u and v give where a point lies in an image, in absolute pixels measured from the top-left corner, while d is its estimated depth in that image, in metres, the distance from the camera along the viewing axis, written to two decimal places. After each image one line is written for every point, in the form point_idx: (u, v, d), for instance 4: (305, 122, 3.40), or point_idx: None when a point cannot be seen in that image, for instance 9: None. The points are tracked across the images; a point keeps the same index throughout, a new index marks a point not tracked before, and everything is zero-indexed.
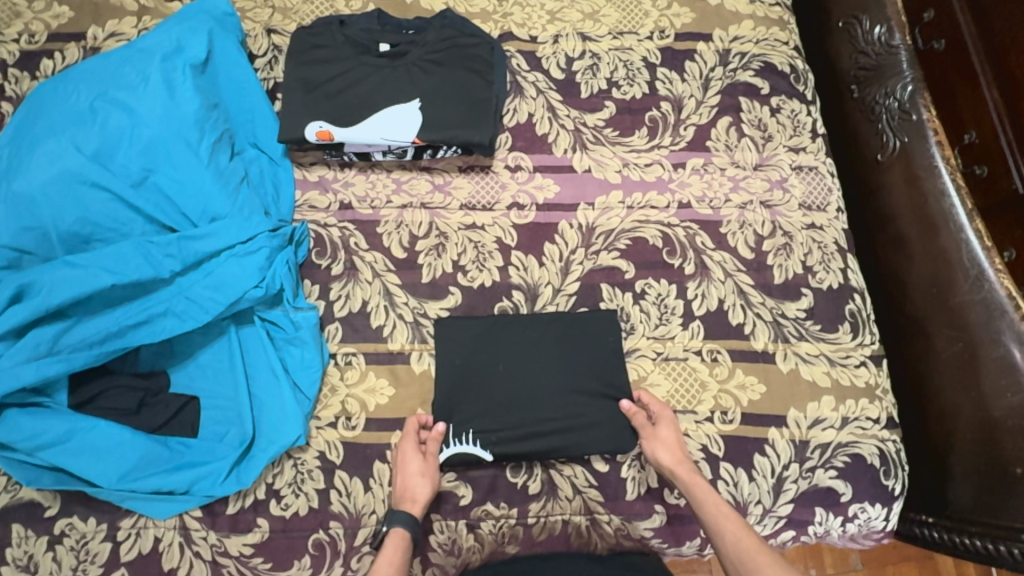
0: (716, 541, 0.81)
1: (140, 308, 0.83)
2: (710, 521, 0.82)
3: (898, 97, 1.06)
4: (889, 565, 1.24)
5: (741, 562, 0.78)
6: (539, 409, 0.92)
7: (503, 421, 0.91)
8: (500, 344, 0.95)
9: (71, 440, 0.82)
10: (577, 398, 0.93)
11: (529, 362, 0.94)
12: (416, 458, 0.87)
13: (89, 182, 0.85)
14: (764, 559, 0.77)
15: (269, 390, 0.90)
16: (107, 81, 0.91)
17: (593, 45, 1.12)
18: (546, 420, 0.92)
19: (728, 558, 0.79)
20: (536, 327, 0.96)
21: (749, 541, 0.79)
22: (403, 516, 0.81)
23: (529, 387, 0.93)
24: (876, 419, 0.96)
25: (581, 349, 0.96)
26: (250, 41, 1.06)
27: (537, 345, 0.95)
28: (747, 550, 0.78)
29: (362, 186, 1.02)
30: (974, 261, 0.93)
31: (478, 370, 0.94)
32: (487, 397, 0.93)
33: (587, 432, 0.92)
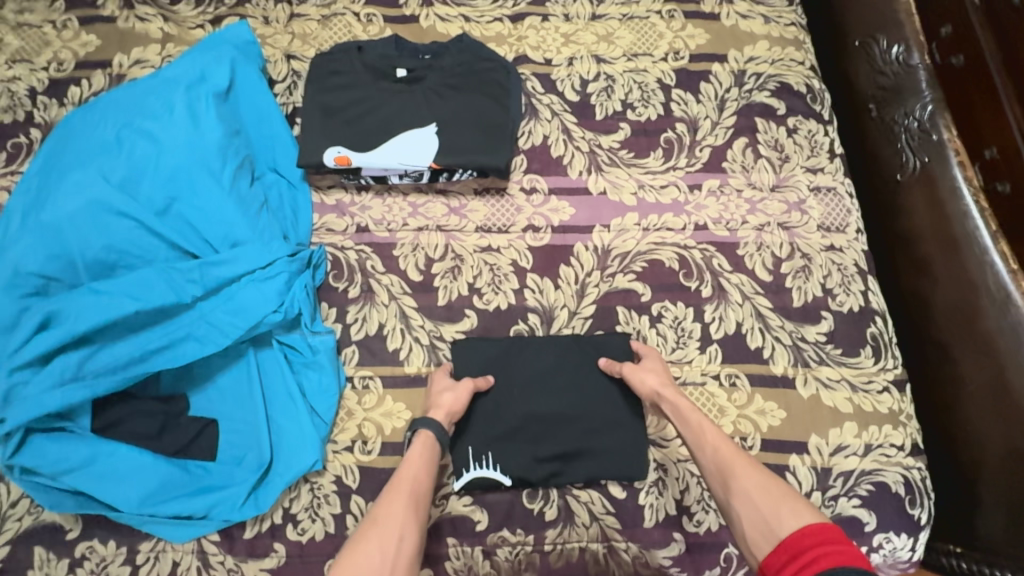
0: (699, 455, 0.82)
1: (163, 333, 0.85)
2: (694, 434, 0.83)
3: (918, 117, 1.05)
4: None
5: (720, 472, 0.79)
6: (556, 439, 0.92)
7: (519, 448, 0.91)
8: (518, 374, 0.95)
9: (93, 463, 0.83)
10: (592, 425, 0.92)
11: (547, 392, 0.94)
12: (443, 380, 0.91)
13: (115, 211, 0.87)
14: (741, 464, 0.78)
15: (288, 414, 0.91)
16: (133, 109, 0.94)
17: (607, 67, 1.13)
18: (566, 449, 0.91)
19: (709, 471, 0.80)
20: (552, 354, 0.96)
21: (726, 449, 0.80)
22: (429, 418, 0.86)
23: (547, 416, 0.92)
24: (900, 446, 0.94)
25: (598, 376, 0.95)
26: (270, 67, 1.09)
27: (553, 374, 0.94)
28: (723, 459, 0.79)
29: (379, 210, 1.03)
30: (999, 285, 0.91)
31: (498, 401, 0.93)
32: (505, 428, 0.92)
33: (602, 460, 0.91)
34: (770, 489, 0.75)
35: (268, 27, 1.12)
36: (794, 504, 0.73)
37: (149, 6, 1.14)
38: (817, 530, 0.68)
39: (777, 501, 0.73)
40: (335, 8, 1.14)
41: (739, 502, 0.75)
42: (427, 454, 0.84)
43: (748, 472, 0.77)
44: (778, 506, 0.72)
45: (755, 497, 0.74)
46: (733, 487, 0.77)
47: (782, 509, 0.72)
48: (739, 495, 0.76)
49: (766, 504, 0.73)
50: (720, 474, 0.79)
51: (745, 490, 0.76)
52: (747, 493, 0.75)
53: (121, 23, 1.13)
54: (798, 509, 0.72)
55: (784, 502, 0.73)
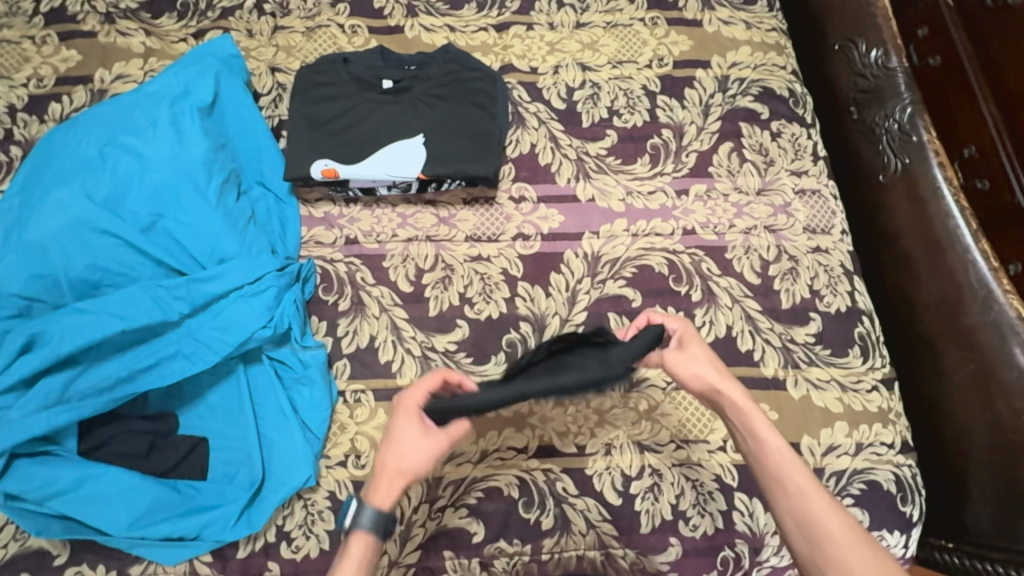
0: (777, 504, 0.72)
1: (150, 351, 0.83)
2: (773, 477, 0.73)
3: (897, 119, 1.07)
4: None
5: (811, 531, 0.69)
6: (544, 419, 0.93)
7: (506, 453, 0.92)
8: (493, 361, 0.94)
9: (80, 487, 0.82)
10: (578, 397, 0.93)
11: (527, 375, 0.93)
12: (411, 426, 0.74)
13: (99, 229, 0.86)
14: (814, 490, 0.71)
15: (280, 430, 0.90)
16: (115, 125, 0.93)
17: (593, 75, 1.13)
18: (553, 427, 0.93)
19: (771, 489, 0.73)
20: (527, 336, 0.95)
21: (796, 474, 0.72)
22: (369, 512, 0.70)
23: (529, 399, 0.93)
24: (891, 444, 0.95)
25: None
26: (254, 80, 1.08)
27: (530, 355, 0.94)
28: (798, 485, 0.71)
29: (367, 221, 1.02)
30: (981, 282, 0.93)
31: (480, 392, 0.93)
32: (489, 415, 0.93)
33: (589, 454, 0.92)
34: (850, 530, 0.69)
35: (252, 40, 1.12)
36: None
37: (130, 21, 1.14)
38: None
39: (857, 542, 0.68)
40: (319, 19, 1.13)
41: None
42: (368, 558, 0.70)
43: (827, 506, 0.70)
44: (860, 549, 0.67)
45: (832, 533, 0.68)
46: (829, 555, 0.68)
47: (861, 552, 0.67)
48: (814, 526, 0.69)
49: (842, 537, 0.68)
50: (793, 498, 0.71)
51: (821, 519, 0.69)
52: (835, 535, 0.68)
53: (101, 38, 1.12)
54: (876, 552, 0.67)
55: (863, 549, 0.67)
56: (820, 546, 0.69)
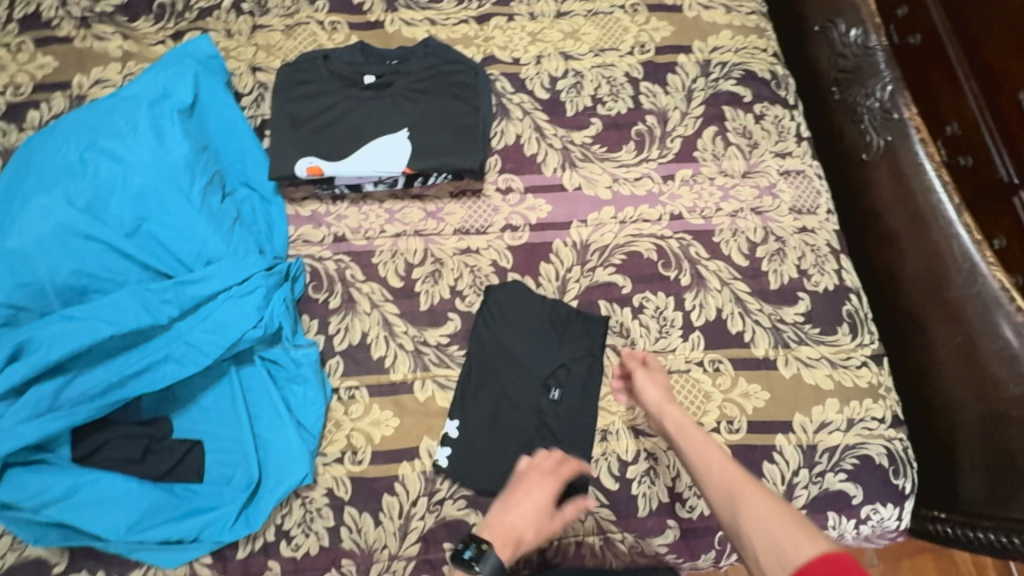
0: (702, 479, 0.82)
1: (140, 356, 0.83)
2: (693, 458, 0.83)
3: (878, 97, 1.08)
4: (905, 558, 1.25)
5: (728, 494, 0.78)
6: (566, 416, 0.94)
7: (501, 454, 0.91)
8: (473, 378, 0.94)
9: (75, 494, 0.81)
10: (577, 380, 0.96)
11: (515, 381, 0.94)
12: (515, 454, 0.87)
13: (82, 235, 0.85)
14: (749, 487, 0.77)
15: (274, 430, 0.89)
16: (95, 130, 0.92)
17: (575, 64, 1.13)
18: (578, 422, 0.94)
19: (716, 496, 0.79)
20: (497, 340, 0.96)
21: (733, 473, 0.80)
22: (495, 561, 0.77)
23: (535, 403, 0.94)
24: (881, 419, 0.96)
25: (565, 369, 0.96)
26: (235, 80, 1.07)
27: (507, 354, 0.96)
28: (731, 481, 0.79)
29: (355, 218, 1.02)
30: (965, 256, 0.94)
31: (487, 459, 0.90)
32: (508, 430, 0.92)
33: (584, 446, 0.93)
34: (783, 515, 0.73)
35: (231, 39, 1.11)
36: (809, 531, 0.70)
37: (106, 25, 1.12)
38: (835, 558, 0.64)
39: (790, 527, 0.71)
40: (298, 17, 1.13)
41: (749, 529, 0.73)
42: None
43: (759, 496, 0.76)
44: (792, 532, 0.70)
45: (769, 524, 0.72)
46: (742, 511, 0.75)
47: (796, 536, 0.70)
48: (750, 518, 0.74)
49: (778, 526, 0.72)
50: (729, 499, 0.77)
51: (756, 512, 0.74)
52: (747, 495, 0.76)
53: (78, 43, 1.11)
54: (812, 536, 0.70)
55: (797, 533, 0.70)
56: (736, 509, 0.76)
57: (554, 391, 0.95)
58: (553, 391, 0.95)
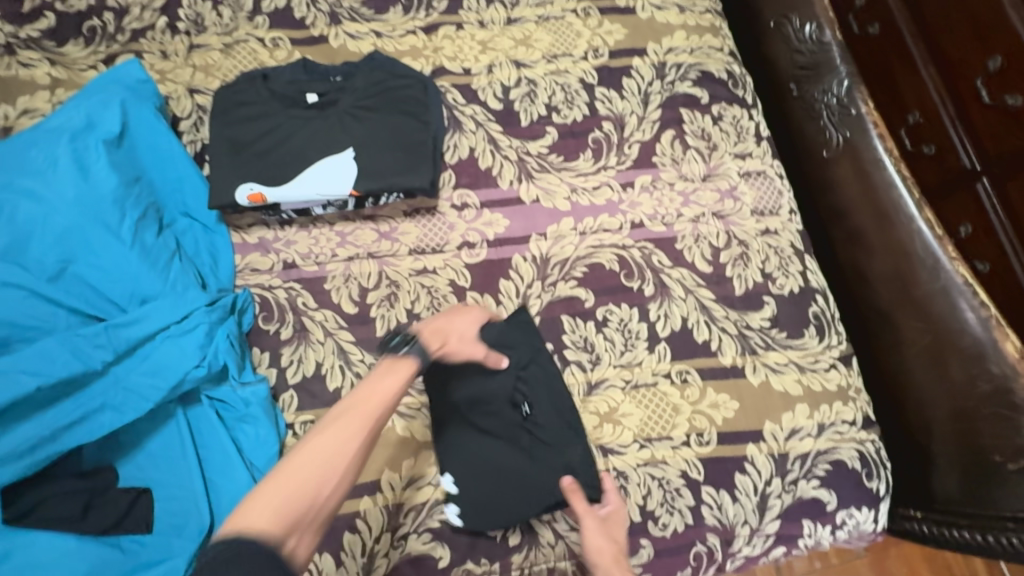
0: None
1: (73, 406, 0.78)
2: None
3: (835, 93, 1.06)
4: (891, 551, 1.24)
5: None
6: (547, 423, 0.90)
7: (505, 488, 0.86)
8: (443, 425, 0.89)
9: (7, 559, 0.75)
10: (547, 387, 0.92)
11: (482, 417, 0.89)
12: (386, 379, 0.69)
13: (1, 282, 0.80)
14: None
15: (225, 473, 0.85)
16: (13, 166, 0.85)
17: (528, 71, 1.10)
18: (567, 428, 0.90)
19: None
20: (449, 383, 0.90)
21: None
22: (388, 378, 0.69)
23: (512, 425, 0.89)
24: (852, 421, 0.95)
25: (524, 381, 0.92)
26: (172, 104, 1.02)
27: (466, 387, 0.90)
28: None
29: (304, 243, 0.98)
30: (928, 250, 0.92)
31: (496, 500, 0.86)
32: (496, 461, 0.87)
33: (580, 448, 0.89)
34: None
35: (167, 61, 1.06)
36: None
37: (32, 51, 1.06)
38: None
39: None
40: (236, 35, 1.08)
41: None
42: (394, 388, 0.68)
43: None
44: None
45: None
46: None
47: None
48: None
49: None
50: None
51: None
52: None
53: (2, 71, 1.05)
54: None
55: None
56: None
57: (527, 406, 0.90)
58: (525, 406, 0.90)
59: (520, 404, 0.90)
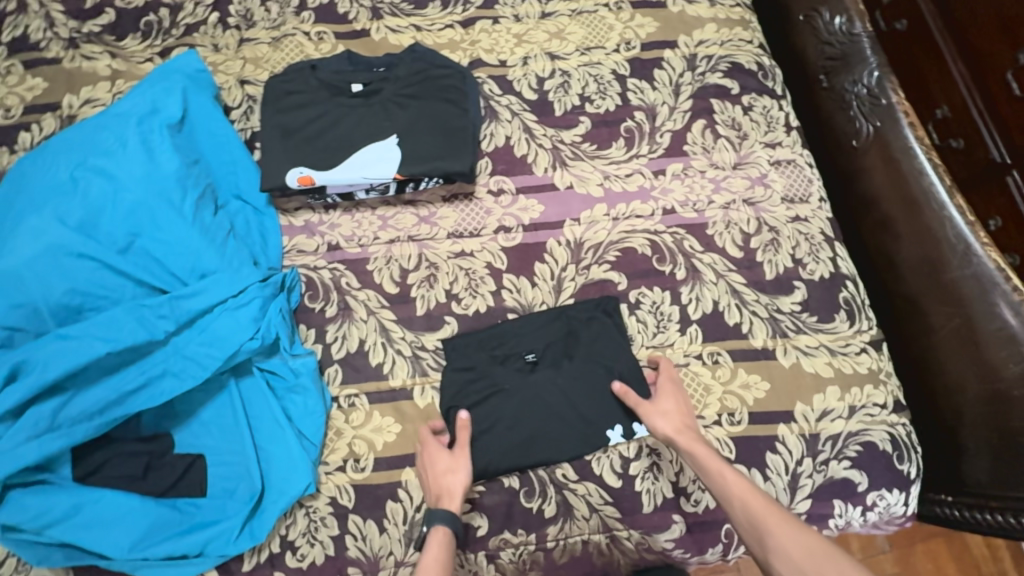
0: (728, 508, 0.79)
1: (138, 372, 0.83)
2: (716, 481, 0.81)
3: (865, 84, 1.09)
4: (917, 542, 1.25)
5: (754, 527, 0.76)
6: (553, 352, 0.96)
7: (583, 411, 0.92)
8: (508, 426, 0.91)
9: (78, 513, 0.81)
10: (523, 333, 0.97)
11: (513, 400, 0.92)
12: (442, 456, 0.87)
13: (76, 253, 0.85)
14: (773, 518, 0.75)
15: (275, 441, 0.89)
16: (86, 148, 0.92)
17: (562, 63, 1.14)
18: (585, 338, 0.96)
19: (739, 523, 0.77)
20: (478, 404, 0.92)
21: (757, 504, 0.77)
22: (444, 513, 0.82)
23: (539, 379, 0.93)
24: (883, 404, 0.96)
25: (509, 354, 0.95)
26: (224, 94, 1.08)
27: (486, 390, 0.93)
28: (754, 515, 0.76)
29: (348, 226, 1.02)
30: (959, 238, 0.95)
31: (622, 410, 0.92)
32: (552, 403, 0.92)
33: (589, 343, 0.96)
34: (812, 547, 0.71)
35: (219, 54, 1.11)
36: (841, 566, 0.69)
37: (94, 45, 1.13)
38: None
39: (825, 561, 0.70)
40: (284, 29, 1.13)
41: (778, 562, 0.72)
42: (443, 555, 0.79)
43: (783, 529, 0.74)
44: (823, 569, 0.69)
45: (800, 563, 0.71)
46: (770, 544, 0.74)
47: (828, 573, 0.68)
48: (781, 557, 0.72)
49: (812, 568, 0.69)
50: (754, 529, 0.76)
51: (781, 547, 0.73)
52: (771, 526, 0.74)
53: (67, 63, 1.11)
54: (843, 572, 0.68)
55: (831, 570, 0.69)
56: (764, 540, 0.74)
57: (527, 354, 0.95)
58: (527, 354, 0.95)
59: (521, 356, 0.95)
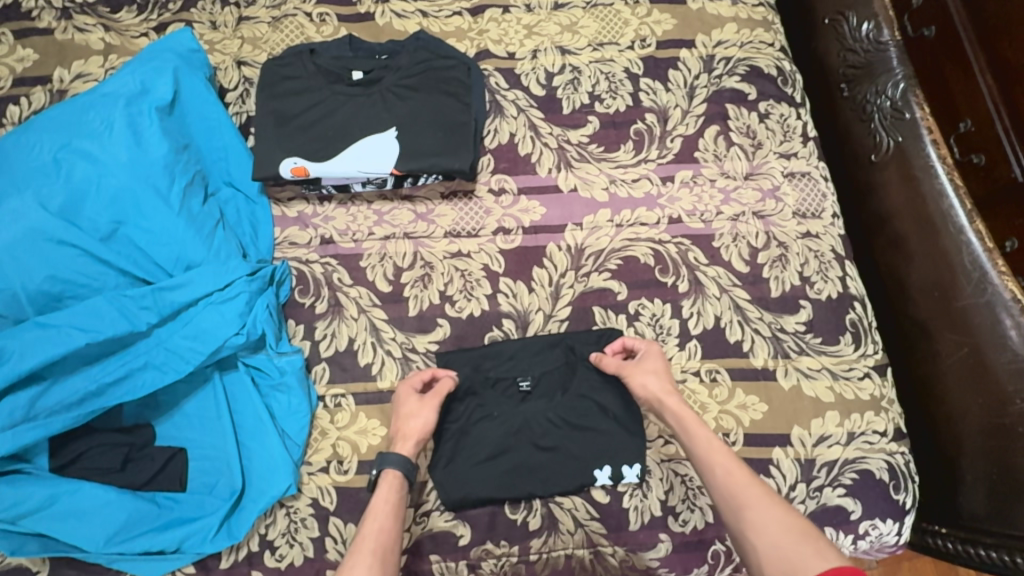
0: (707, 477, 0.79)
1: (118, 363, 0.81)
2: (700, 454, 0.80)
3: (889, 95, 1.03)
4: (906, 562, 1.23)
5: (732, 498, 0.76)
6: (548, 380, 0.94)
7: (572, 444, 0.89)
8: (494, 454, 0.89)
9: (54, 504, 0.79)
10: (520, 358, 0.94)
11: (500, 428, 0.90)
12: (410, 400, 0.88)
13: (57, 240, 0.83)
14: (754, 492, 0.75)
15: (258, 439, 0.87)
16: (72, 128, 0.88)
17: (573, 59, 1.09)
18: (581, 374, 0.94)
19: (720, 495, 0.77)
20: (467, 425, 0.91)
21: (740, 476, 0.77)
22: (396, 456, 0.82)
23: (529, 408, 0.91)
24: (883, 432, 0.93)
25: (505, 377, 0.94)
26: (220, 75, 1.04)
27: (478, 413, 0.92)
28: (738, 490, 0.76)
29: (342, 220, 0.99)
30: (975, 263, 0.91)
31: (611, 448, 0.89)
32: (540, 435, 0.90)
33: (586, 375, 0.94)
34: (788, 523, 0.71)
35: (216, 32, 1.07)
36: (815, 543, 0.68)
37: (88, 16, 1.08)
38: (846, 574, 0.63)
39: (798, 537, 0.69)
40: (285, 8, 1.08)
41: (752, 533, 0.72)
42: (393, 497, 0.81)
43: (762, 503, 0.74)
44: (800, 544, 0.68)
45: (775, 535, 0.70)
46: (746, 516, 0.73)
47: (803, 547, 0.68)
48: (756, 528, 0.72)
49: (785, 540, 0.69)
50: (731, 501, 0.76)
51: (760, 520, 0.72)
52: (750, 499, 0.74)
53: (58, 35, 1.07)
54: (820, 551, 0.67)
55: (806, 546, 0.68)
56: (739, 510, 0.74)
57: (521, 381, 0.93)
58: (521, 381, 0.93)
59: (516, 383, 0.93)
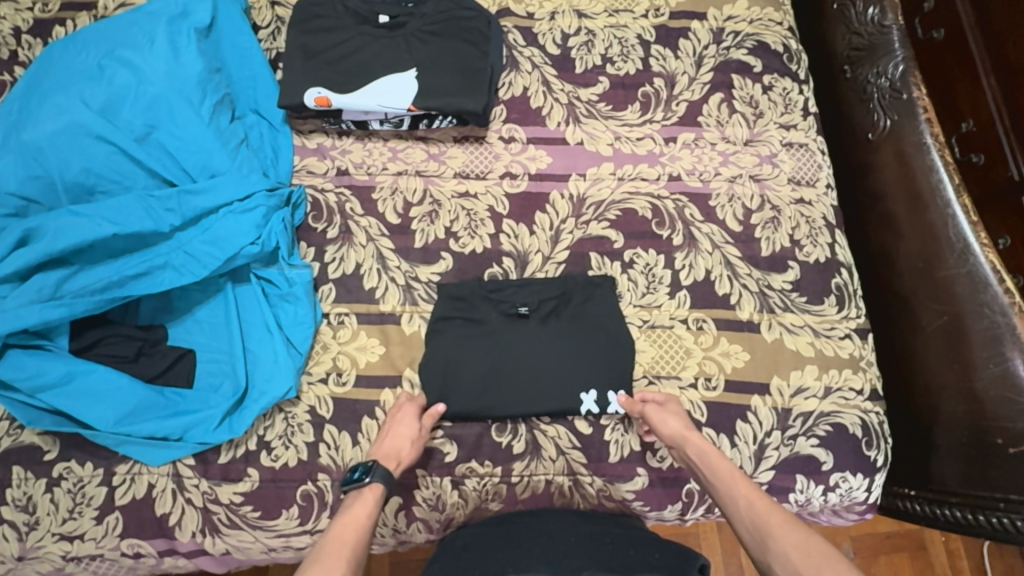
0: (731, 511, 0.79)
1: (140, 260, 0.86)
2: (721, 486, 0.81)
3: (889, 75, 1.07)
4: (882, 556, 1.29)
5: (756, 531, 0.75)
6: (545, 307, 0.97)
7: (562, 358, 0.94)
8: (486, 372, 0.93)
9: (70, 382, 0.84)
10: (519, 286, 0.99)
11: (494, 346, 0.94)
12: (410, 424, 0.87)
13: (94, 136, 0.89)
14: (778, 522, 0.74)
15: (262, 346, 0.92)
16: (117, 40, 0.95)
17: (589, 22, 1.14)
18: (578, 302, 0.98)
19: (744, 528, 0.76)
20: (457, 350, 0.94)
21: (762, 506, 0.77)
22: (384, 472, 0.81)
23: (526, 330, 0.95)
24: (859, 390, 0.97)
25: (506, 303, 0.97)
26: (254, 13, 1.09)
27: (472, 338, 0.95)
28: (757, 515, 0.76)
29: (359, 153, 1.04)
30: (959, 236, 0.95)
31: (600, 373, 0.94)
32: (531, 356, 0.94)
33: (586, 305, 0.98)
34: (811, 551, 0.69)
35: None
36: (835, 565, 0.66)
37: None
38: None
39: (818, 562, 0.67)
40: None
41: (778, 565, 0.71)
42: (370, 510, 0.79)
43: (785, 529, 0.73)
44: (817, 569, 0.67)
45: (799, 567, 0.69)
46: (770, 547, 0.72)
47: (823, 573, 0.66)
48: (780, 560, 0.71)
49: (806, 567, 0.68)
50: (756, 532, 0.75)
51: (782, 550, 0.71)
52: (772, 528, 0.73)
53: None
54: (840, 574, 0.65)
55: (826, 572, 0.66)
56: (762, 540, 0.73)
57: (521, 306, 0.97)
58: (521, 306, 0.97)
59: (513, 306, 0.97)
